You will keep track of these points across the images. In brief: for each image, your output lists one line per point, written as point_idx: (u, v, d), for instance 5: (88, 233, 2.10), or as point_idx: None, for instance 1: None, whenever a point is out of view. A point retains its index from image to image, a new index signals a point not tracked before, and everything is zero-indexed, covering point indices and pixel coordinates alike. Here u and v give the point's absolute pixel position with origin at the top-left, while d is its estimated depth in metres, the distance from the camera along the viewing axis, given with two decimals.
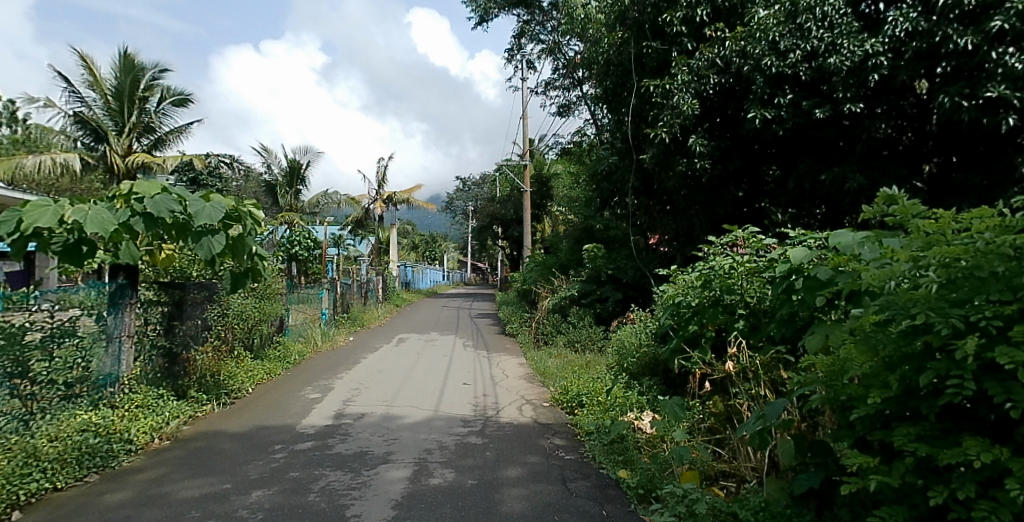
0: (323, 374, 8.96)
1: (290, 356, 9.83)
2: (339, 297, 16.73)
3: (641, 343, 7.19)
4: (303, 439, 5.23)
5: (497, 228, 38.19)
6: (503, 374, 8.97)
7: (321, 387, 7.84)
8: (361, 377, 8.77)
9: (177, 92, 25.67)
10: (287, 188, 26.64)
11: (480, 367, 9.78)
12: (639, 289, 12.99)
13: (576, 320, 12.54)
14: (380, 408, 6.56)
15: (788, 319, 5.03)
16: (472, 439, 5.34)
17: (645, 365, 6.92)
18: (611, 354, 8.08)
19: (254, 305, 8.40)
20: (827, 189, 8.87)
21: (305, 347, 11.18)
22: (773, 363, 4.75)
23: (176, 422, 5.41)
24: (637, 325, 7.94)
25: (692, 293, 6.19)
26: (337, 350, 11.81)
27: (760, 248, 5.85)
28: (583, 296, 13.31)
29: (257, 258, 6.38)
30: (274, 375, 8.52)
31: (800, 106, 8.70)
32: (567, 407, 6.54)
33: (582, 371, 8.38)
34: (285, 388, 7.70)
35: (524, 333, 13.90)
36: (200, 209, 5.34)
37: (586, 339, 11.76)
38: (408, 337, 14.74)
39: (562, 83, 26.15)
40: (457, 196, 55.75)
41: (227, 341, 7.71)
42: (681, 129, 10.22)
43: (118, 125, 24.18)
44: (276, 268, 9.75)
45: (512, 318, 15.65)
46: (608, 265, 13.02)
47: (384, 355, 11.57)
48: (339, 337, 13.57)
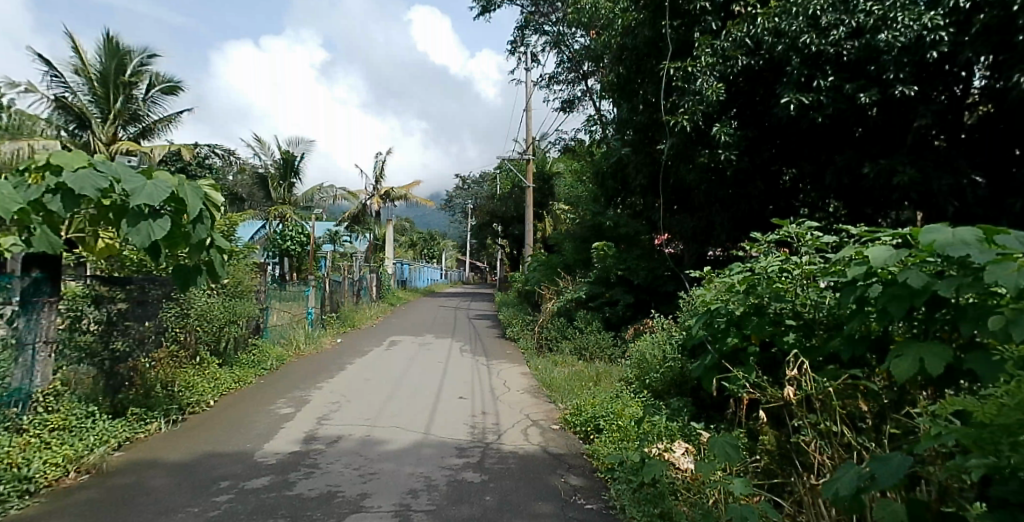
0: (301, 382, 7.98)
1: (266, 361, 8.87)
2: (329, 295, 15.78)
3: (665, 357, 6.21)
4: (258, 474, 4.27)
5: (497, 226, 37.21)
6: (504, 386, 7.98)
7: (296, 400, 6.86)
8: (344, 387, 7.79)
9: (166, 79, 24.69)
10: (279, 181, 25.68)
11: (478, 376, 8.81)
12: (652, 292, 12.03)
13: (583, 325, 11.59)
14: (361, 430, 5.58)
15: (859, 336, 4.06)
16: (467, 476, 4.36)
17: (671, 382, 5.96)
18: (628, 368, 7.10)
19: (222, 304, 7.42)
20: (871, 183, 7.89)
21: (285, 350, 10.20)
22: (849, 391, 3.78)
23: (104, 448, 4.48)
24: (658, 333, 6.95)
25: (729, 299, 5.23)
26: (322, 354, 10.83)
27: (817, 248, 4.89)
28: (591, 298, 12.35)
29: (214, 251, 5.41)
30: (245, 384, 7.55)
31: (842, 90, 7.71)
32: (581, 432, 5.57)
33: (595, 386, 7.38)
34: (255, 400, 6.73)
35: (526, 338, 12.92)
36: (139, 187, 4.41)
37: (594, 347, 10.81)
38: (402, 339, 13.78)
39: (568, 77, 25.18)
40: (456, 193, 54.74)
41: (188, 345, 6.74)
42: (703, 117, 9.29)
43: (103, 112, 23.21)
44: (252, 263, 8.78)
45: (513, 320, 14.68)
46: (618, 266, 12.05)
47: (374, 360, 10.61)
48: (327, 339, 12.62)
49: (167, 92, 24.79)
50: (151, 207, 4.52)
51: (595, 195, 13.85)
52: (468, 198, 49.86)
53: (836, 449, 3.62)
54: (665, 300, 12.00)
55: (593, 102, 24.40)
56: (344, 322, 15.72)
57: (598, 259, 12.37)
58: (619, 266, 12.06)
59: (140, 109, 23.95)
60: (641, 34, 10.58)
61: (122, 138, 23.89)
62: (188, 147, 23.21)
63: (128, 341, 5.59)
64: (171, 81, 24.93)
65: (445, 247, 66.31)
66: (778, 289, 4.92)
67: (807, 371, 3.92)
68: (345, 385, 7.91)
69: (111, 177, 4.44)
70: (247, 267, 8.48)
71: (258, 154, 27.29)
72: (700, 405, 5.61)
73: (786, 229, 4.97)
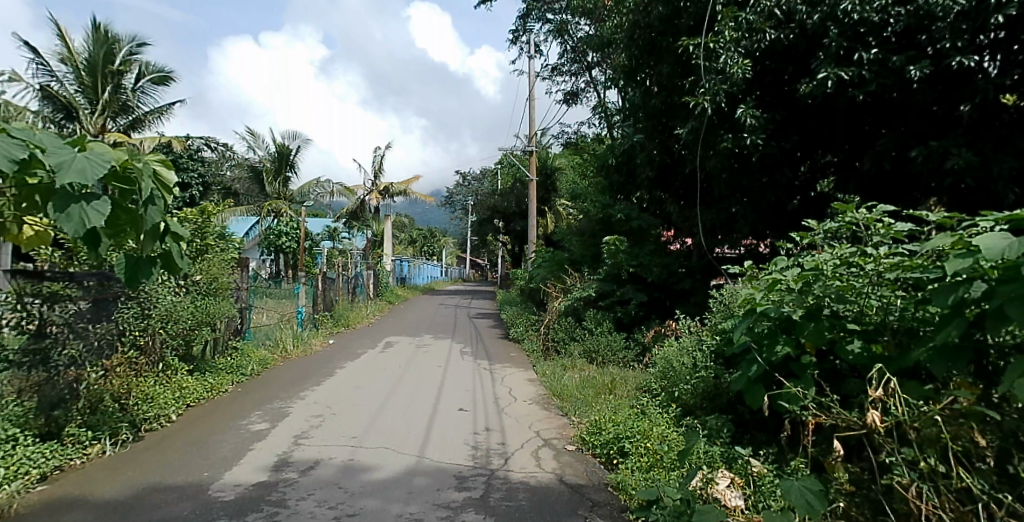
0: (285, 390, 7.18)
1: (247, 367, 8.07)
2: (323, 293, 14.97)
3: (697, 365, 5.38)
4: (208, 518, 3.44)
5: (498, 222, 36.32)
6: (509, 396, 7.14)
7: (273, 413, 6.03)
8: (332, 395, 6.98)
9: (157, 69, 23.87)
10: (275, 175, 24.77)
11: (480, 383, 7.97)
12: (666, 289, 11.24)
13: (593, 326, 10.78)
14: (342, 453, 4.75)
15: (957, 348, 3.23)
16: (468, 518, 3.54)
17: (705, 395, 5.13)
18: (651, 376, 6.26)
19: (191, 304, 6.60)
20: (918, 168, 7.02)
21: (270, 353, 9.38)
22: (957, 419, 2.96)
23: (21, 485, 3.74)
24: (684, 337, 6.12)
25: (777, 298, 4.40)
26: (311, 357, 10.00)
27: (890, 238, 4.06)
28: (600, 297, 11.51)
29: (171, 240, 4.46)
30: (218, 393, 6.73)
31: (887, 63, 6.89)
32: (601, 456, 4.76)
33: (612, 397, 6.56)
34: (226, 413, 5.91)
35: (530, 339, 12.10)
36: (65, 160, 3.51)
37: (605, 349, 10.01)
38: (398, 340, 12.96)
39: (571, 67, 24.33)
40: (457, 189, 53.86)
41: (150, 349, 5.92)
42: (726, 98, 8.54)
43: (91, 103, 22.39)
44: (230, 257, 7.96)
45: (516, 320, 13.86)
46: (630, 262, 11.22)
47: (366, 363, 9.79)
48: (318, 340, 11.80)
49: (158, 82, 23.97)
50: (85, 185, 3.63)
51: (603, 187, 13.02)
52: (468, 195, 48.96)
53: (947, 498, 2.82)
54: (681, 299, 11.18)
55: (598, 93, 23.56)
56: (338, 322, 14.87)
57: (608, 255, 11.54)
58: (631, 262, 11.23)
59: (130, 99, 23.13)
60: (654, 10, 9.78)
61: (110, 130, 23.07)
62: (179, 139, 22.39)
63: (77, 347, 4.80)
64: (162, 71, 24.11)
65: (445, 244, 65.42)
66: (841, 288, 4.09)
67: (897, 393, 3.09)
68: (332, 393, 7.09)
69: (31, 147, 3.56)
70: (225, 262, 7.65)
71: (251, 147, 26.45)
72: (741, 424, 4.78)
73: (848, 215, 4.12)
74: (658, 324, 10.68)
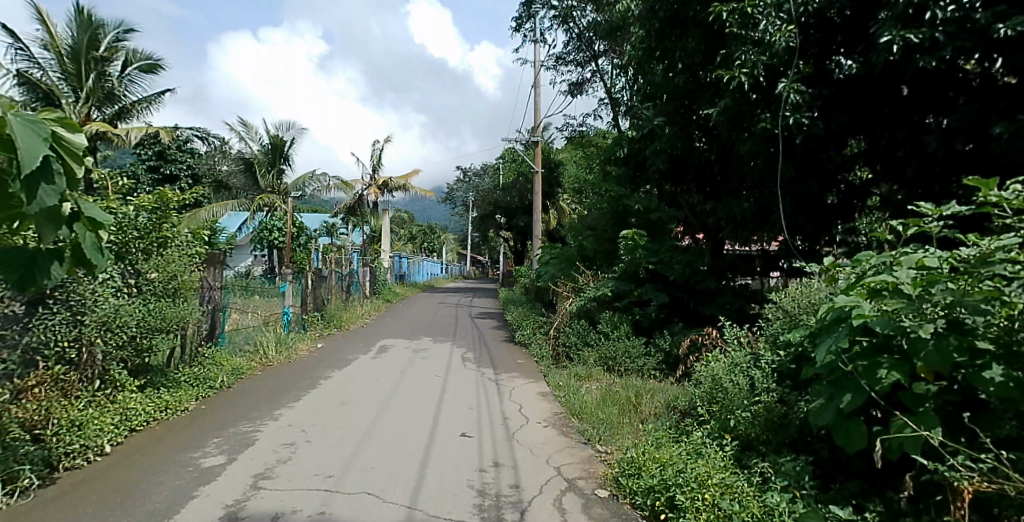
0: (257, 408, 6.10)
1: (217, 379, 6.97)
2: (314, 292, 13.87)
3: (757, 389, 4.34)
4: None
5: (501, 218, 35.15)
6: (519, 416, 6.07)
7: (235, 440, 4.98)
8: (311, 415, 5.91)
9: (145, 56, 22.75)
10: (267, 167, 23.44)
11: (486, 399, 6.92)
12: (688, 289, 10.28)
13: (609, 330, 9.75)
14: (313, 502, 3.73)
15: None
16: None
17: (768, 426, 4.08)
18: (691, 397, 5.18)
19: (146, 306, 5.54)
20: (999, 149, 5.96)
21: (247, 361, 8.31)
22: None
23: None
24: (732, 351, 5.09)
25: (884, 307, 3.31)
26: (295, 365, 8.91)
27: None
28: (616, 297, 10.45)
29: (85, 230, 3.34)
30: (177, 412, 5.66)
31: (966, 24, 5.91)
32: (646, 511, 3.70)
33: (645, 424, 5.51)
34: (177, 440, 4.86)
35: (539, 343, 11.03)
36: None
37: (625, 357, 9.06)
38: (394, 344, 11.86)
39: (577, 57, 23.24)
40: (457, 184, 52.64)
41: (90, 363, 4.87)
42: (765, 71, 7.63)
43: (75, 91, 21.21)
44: (200, 252, 6.91)
45: (523, 322, 12.79)
46: (649, 259, 10.17)
47: (357, 371, 8.73)
48: (306, 344, 10.72)
49: (145, 70, 22.84)
50: None
51: (619, 178, 11.99)
52: (470, 190, 47.72)
53: None
54: (706, 301, 10.11)
55: (605, 83, 22.49)
56: (330, 323, 13.75)
57: (625, 250, 10.46)
58: (650, 260, 10.19)
59: (116, 88, 21.97)
60: None
61: (96, 120, 21.93)
62: (167, 129, 21.28)
63: None
64: (150, 59, 22.99)
65: (446, 241, 64.19)
66: (979, 294, 3.03)
67: None
68: (311, 411, 6.05)
69: None
70: (189, 259, 6.54)
71: (243, 138, 25.33)
72: (820, 465, 3.72)
73: (993, 194, 3.02)
74: (681, 328, 9.64)
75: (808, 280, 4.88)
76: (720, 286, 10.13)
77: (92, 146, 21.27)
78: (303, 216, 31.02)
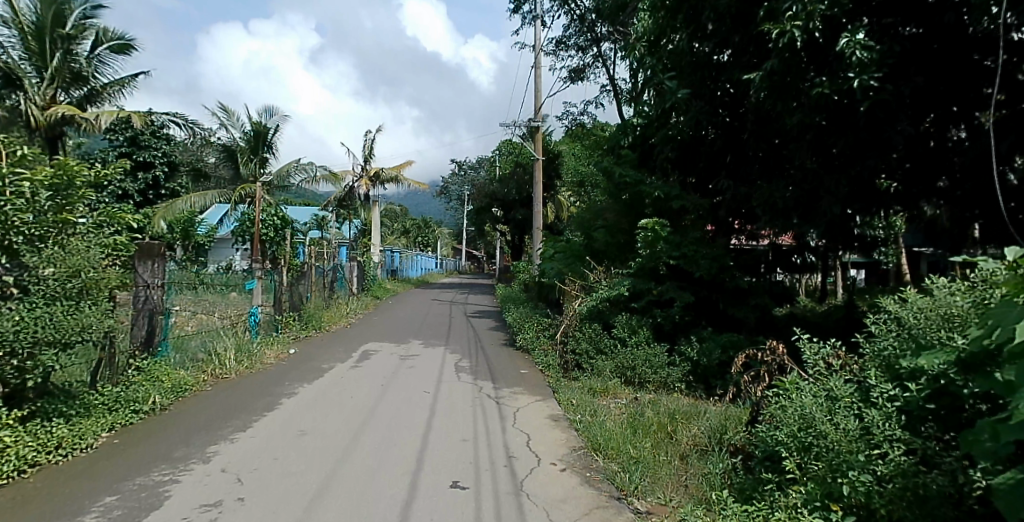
0: (185, 441, 4.69)
1: (146, 400, 5.56)
2: (291, 291, 12.40)
3: (877, 437, 3.03)
4: None
5: (497, 211, 33.53)
6: (528, 455, 4.77)
7: (137, 498, 3.60)
8: (256, 455, 4.53)
9: (117, 35, 21.07)
10: (249, 155, 21.72)
11: (484, 426, 5.61)
12: (713, 288, 9.05)
13: (626, 335, 8.45)
14: None
15: None
16: None
17: (905, 498, 2.74)
18: (757, 435, 3.81)
19: (30, 313, 4.11)
20: None
21: (195, 375, 6.86)
22: None
23: None
24: (815, 377, 3.78)
25: None
26: (256, 378, 7.50)
27: None
28: (633, 297, 9.14)
29: None
30: (73, 453, 4.25)
31: None
32: None
33: (700, 478, 4.19)
34: (49, 503, 3.48)
35: (542, 348, 9.69)
36: None
37: (645, 365, 7.93)
38: (379, 349, 10.46)
39: (580, 41, 21.75)
40: (451, 177, 50.90)
41: None
42: (822, 23, 6.27)
43: (39, 71, 19.45)
44: (126, 248, 5.47)
45: (524, 324, 11.44)
46: (671, 253, 8.87)
47: (329, 384, 7.37)
48: (275, 352, 9.31)
49: (117, 51, 21.17)
50: None
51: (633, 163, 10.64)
52: (465, 183, 46.03)
53: None
54: (737, 301, 8.98)
55: (608, 69, 21.11)
56: (307, 325, 12.28)
57: (643, 243, 9.13)
58: (672, 254, 8.88)
59: (84, 69, 20.24)
60: None
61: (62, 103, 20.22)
62: (139, 114, 19.69)
63: None
64: (122, 38, 21.32)
65: (439, 235, 62.45)
66: None
67: None
68: (259, 449, 4.67)
69: None
70: (107, 250, 5.09)
71: (224, 125, 23.77)
72: None
73: None
74: (710, 333, 8.37)
75: (932, 281, 3.52)
76: (753, 286, 9.02)
77: (58, 131, 19.63)
78: (289, 208, 29.45)
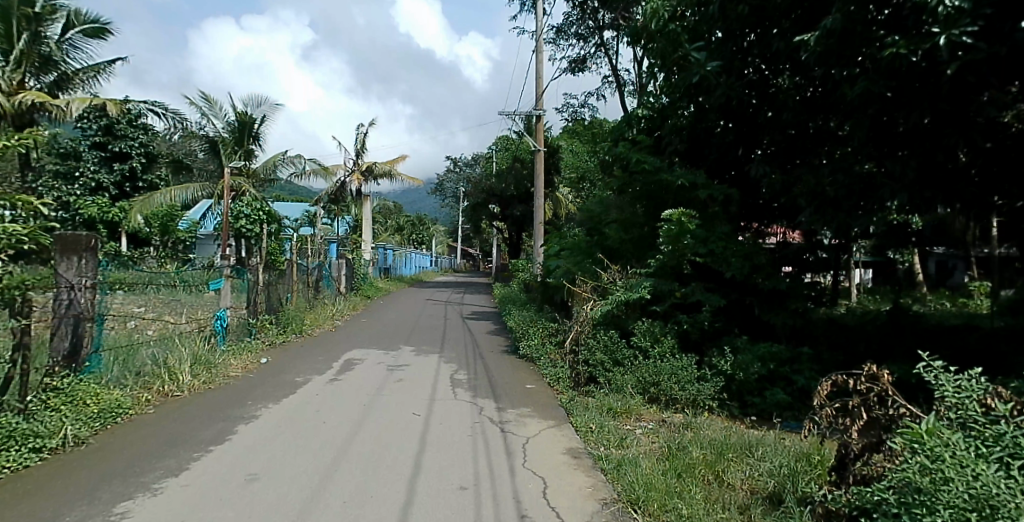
0: (87, 497, 3.53)
1: (54, 433, 4.33)
2: (270, 290, 11.17)
3: None
4: None
5: (494, 208, 32.28)
6: (546, 514, 3.64)
7: None
8: (176, 518, 3.36)
9: (90, 19, 19.66)
10: (234, 147, 20.55)
11: (486, 466, 4.48)
12: (744, 290, 7.94)
13: (648, 344, 7.33)
14: None
15: None
16: None
17: None
18: (884, 507, 2.67)
19: None
20: None
21: (133, 396, 5.63)
22: None
23: None
24: (969, 429, 2.62)
25: None
26: (214, 396, 6.28)
27: None
28: (654, 300, 8.00)
29: None
30: None
31: None
32: None
33: None
34: None
35: (550, 358, 8.52)
36: None
37: (672, 381, 6.80)
38: (365, 358, 9.25)
39: (580, 29, 20.34)
40: (447, 172, 49.57)
41: None
42: None
43: (6, 54, 17.89)
44: (41, 241, 4.30)
45: (527, 328, 10.29)
46: (698, 250, 7.72)
47: (301, 403, 6.19)
48: (244, 362, 8.09)
49: (91, 35, 19.79)
50: None
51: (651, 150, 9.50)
52: (461, 179, 44.78)
53: None
54: (774, 305, 7.88)
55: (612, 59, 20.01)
56: (286, 330, 11.07)
57: (666, 238, 7.98)
58: (699, 251, 7.74)
59: (54, 53, 18.76)
60: None
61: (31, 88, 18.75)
62: (114, 101, 18.36)
63: None
64: (97, 21, 19.93)
65: (435, 232, 61.08)
66: None
67: None
68: (184, 507, 3.51)
69: None
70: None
71: (207, 115, 22.50)
72: None
73: None
74: (745, 343, 7.25)
75: None
76: (792, 287, 7.89)
77: (27, 119, 18.27)
78: (277, 203, 28.15)
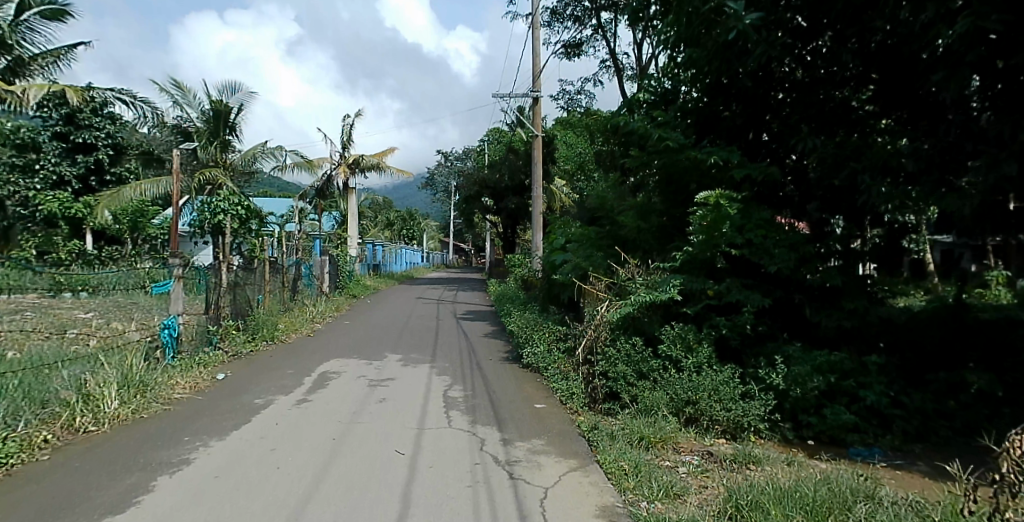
0: None
1: None
2: (239, 292, 9.85)
3: None
4: None
5: (486, 201, 30.95)
6: None
7: None
8: None
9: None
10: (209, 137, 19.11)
11: None
12: (790, 288, 6.76)
13: (680, 354, 6.09)
14: None
15: None
16: None
17: None
18: None
19: None
20: None
21: (21, 437, 4.27)
22: None
23: None
24: None
25: None
26: (143, 430, 4.97)
27: None
28: (683, 300, 6.77)
29: None
30: None
31: None
32: None
33: None
34: None
35: (560, 369, 7.25)
36: None
37: (714, 398, 5.58)
38: (343, 370, 7.93)
39: (576, 11, 19.03)
40: (438, 166, 48.25)
41: None
42: None
43: None
44: None
45: (530, 332, 9.02)
46: (735, 240, 6.49)
47: (253, 437, 4.87)
48: (197, 380, 6.77)
49: (49, 17, 18.25)
50: None
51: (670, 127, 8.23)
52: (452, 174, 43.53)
53: None
54: (826, 305, 6.77)
55: (611, 43, 18.78)
56: (256, 337, 9.74)
57: (697, 226, 6.76)
58: (735, 241, 6.49)
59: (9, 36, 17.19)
60: None
61: None
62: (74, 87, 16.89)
63: None
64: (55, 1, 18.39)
65: (426, 227, 59.70)
66: None
67: None
68: None
69: None
70: None
71: (179, 103, 21.03)
72: None
73: None
74: (798, 352, 6.04)
75: None
76: (845, 283, 6.76)
77: None
78: (260, 198, 26.69)
